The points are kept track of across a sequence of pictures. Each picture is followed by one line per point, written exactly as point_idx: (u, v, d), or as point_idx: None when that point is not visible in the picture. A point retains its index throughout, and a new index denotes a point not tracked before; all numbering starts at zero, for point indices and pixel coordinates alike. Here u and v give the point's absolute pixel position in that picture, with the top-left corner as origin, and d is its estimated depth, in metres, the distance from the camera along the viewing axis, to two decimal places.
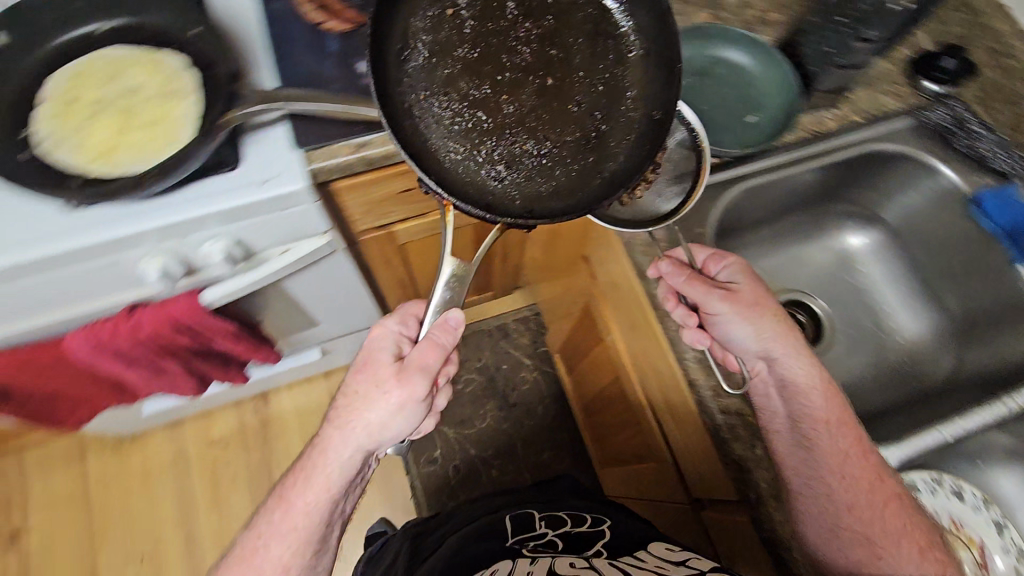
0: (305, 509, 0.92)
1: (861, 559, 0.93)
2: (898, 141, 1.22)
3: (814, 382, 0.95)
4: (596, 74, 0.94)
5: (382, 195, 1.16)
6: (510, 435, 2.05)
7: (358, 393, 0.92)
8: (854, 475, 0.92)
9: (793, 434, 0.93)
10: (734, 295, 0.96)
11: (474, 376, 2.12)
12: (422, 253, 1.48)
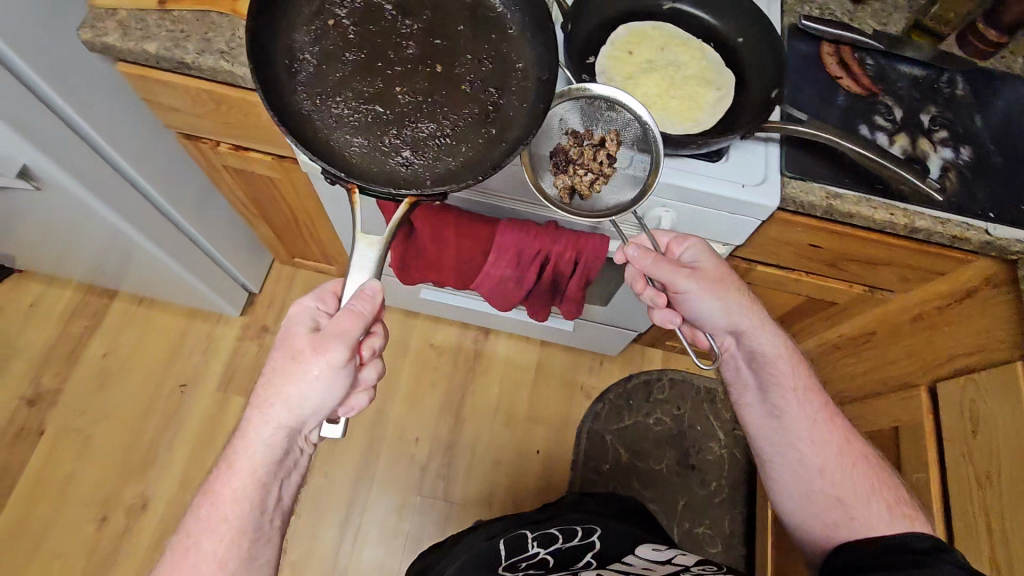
0: (209, 536, 0.58)
1: (834, 522, 0.69)
2: None
3: (783, 352, 0.75)
4: (422, 50, 0.71)
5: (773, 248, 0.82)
6: (661, 499, 1.37)
7: (276, 380, 0.60)
8: (803, 422, 0.73)
9: (756, 401, 0.77)
10: (700, 273, 0.72)
11: (671, 417, 1.45)
12: None
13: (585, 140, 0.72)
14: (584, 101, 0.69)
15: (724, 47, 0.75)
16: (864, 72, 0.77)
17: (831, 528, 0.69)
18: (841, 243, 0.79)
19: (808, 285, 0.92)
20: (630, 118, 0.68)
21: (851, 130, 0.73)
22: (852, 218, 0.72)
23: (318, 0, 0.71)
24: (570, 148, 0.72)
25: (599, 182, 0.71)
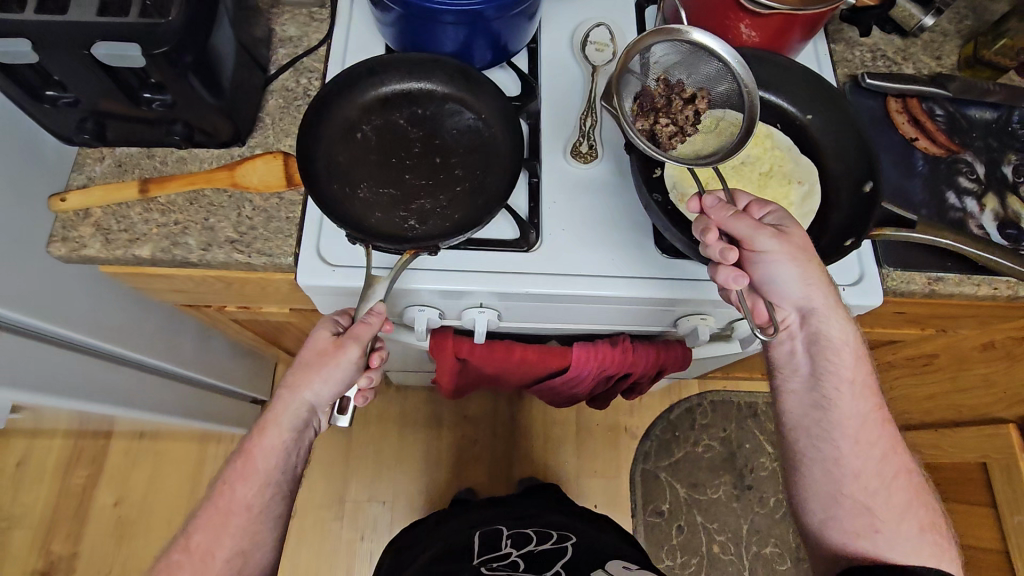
0: (236, 486, 0.58)
1: (856, 530, 0.61)
2: None
3: (853, 342, 0.62)
4: (437, 139, 0.62)
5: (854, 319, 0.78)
6: (725, 525, 1.37)
7: (311, 370, 0.57)
8: (851, 424, 0.63)
9: (803, 388, 0.65)
10: (794, 234, 0.58)
11: (717, 440, 1.43)
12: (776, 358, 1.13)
13: (674, 90, 0.66)
14: (686, 50, 0.64)
15: (792, 129, 0.67)
16: (938, 127, 0.71)
17: (851, 536, 0.62)
18: (930, 309, 0.74)
19: (880, 334, 0.88)
20: (731, 82, 0.63)
21: (938, 206, 0.68)
22: (954, 296, 0.67)
23: (349, 114, 0.61)
24: (656, 93, 0.66)
25: (678, 137, 0.64)
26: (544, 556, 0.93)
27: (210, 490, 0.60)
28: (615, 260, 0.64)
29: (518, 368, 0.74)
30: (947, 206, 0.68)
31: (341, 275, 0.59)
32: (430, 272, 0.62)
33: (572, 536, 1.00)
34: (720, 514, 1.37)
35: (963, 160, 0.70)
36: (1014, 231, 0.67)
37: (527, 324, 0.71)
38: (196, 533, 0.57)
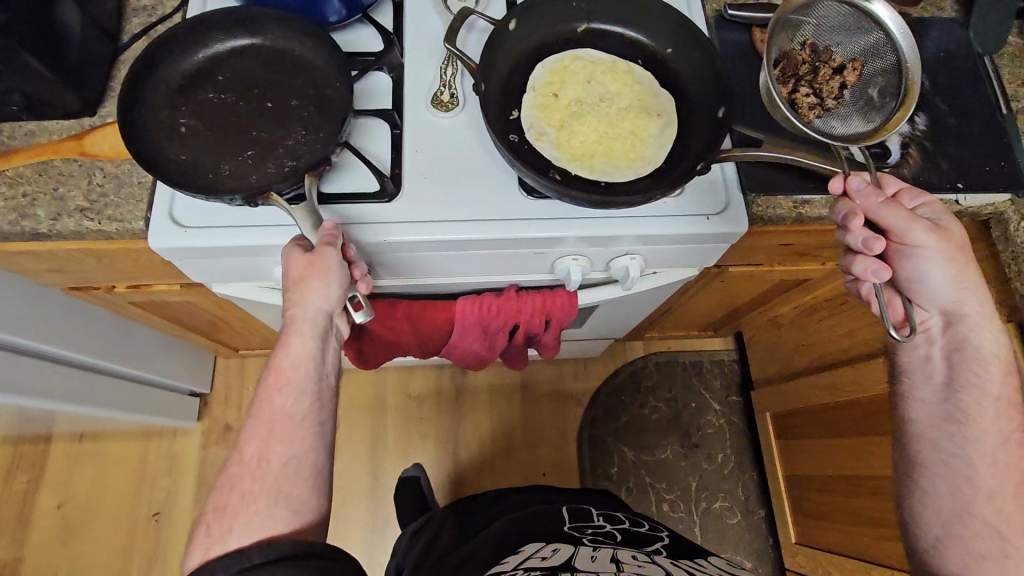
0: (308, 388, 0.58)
1: (981, 550, 0.56)
2: None
3: (1003, 357, 0.61)
4: (265, 94, 0.62)
5: (746, 253, 0.78)
6: (674, 483, 1.38)
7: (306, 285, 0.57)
8: (989, 441, 0.59)
9: (936, 398, 0.62)
10: (948, 235, 0.58)
11: (664, 401, 1.44)
12: (702, 308, 1.13)
13: (821, 57, 0.69)
14: (854, 20, 0.68)
15: (654, 62, 0.67)
16: None
17: (973, 558, 0.56)
18: (814, 238, 0.75)
19: (782, 269, 0.89)
20: (889, 56, 0.66)
21: None
22: (825, 219, 0.68)
23: (158, 106, 0.60)
24: (800, 59, 0.69)
25: (817, 109, 0.67)
26: (640, 539, 0.82)
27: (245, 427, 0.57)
28: (474, 205, 0.64)
29: (408, 324, 0.74)
30: None
31: (193, 236, 0.59)
32: (285, 229, 0.60)
33: (668, 531, 0.87)
34: (668, 474, 1.38)
35: None
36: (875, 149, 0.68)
37: (407, 278, 0.71)
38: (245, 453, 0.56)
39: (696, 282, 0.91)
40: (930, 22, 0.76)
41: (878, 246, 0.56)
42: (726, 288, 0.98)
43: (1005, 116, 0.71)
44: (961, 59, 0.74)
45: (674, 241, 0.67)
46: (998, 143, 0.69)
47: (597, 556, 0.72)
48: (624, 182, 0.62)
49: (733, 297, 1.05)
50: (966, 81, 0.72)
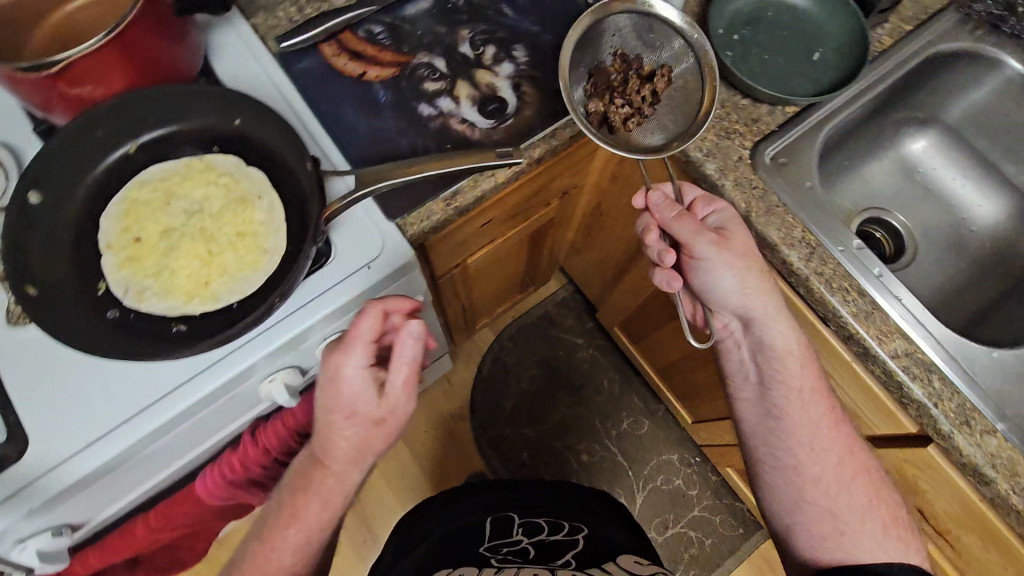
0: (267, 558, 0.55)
1: (824, 532, 0.63)
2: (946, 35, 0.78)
3: (796, 350, 0.66)
4: None
5: (456, 248, 0.75)
6: (580, 431, 1.40)
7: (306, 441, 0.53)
8: (804, 430, 0.65)
9: (755, 396, 0.69)
10: (730, 241, 0.63)
11: (535, 366, 1.44)
12: (495, 284, 1.11)
13: (629, 67, 0.71)
14: (654, 31, 0.71)
15: (227, 142, 0.60)
16: (383, 48, 0.68)
17: (818, 539, 0.63)
18: (499, 206, 0.74)
19: (511, 232, 0.88)
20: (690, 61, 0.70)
21: (418, 125, 0.65)
22: (483, 198, 0.66)
23: None
24: (612, 70, 0.71)
25: (632, 118, 0.69)
26: (554, 548, 0.76)
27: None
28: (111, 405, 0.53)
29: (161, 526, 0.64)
30: (424, 121, 0.65)
31: None
32: None
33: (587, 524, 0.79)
34: (572, 427, 1.40)
35: (430, 61, 0.68)
36: (485, 109, 0.66)
37: (120, 497, 0.61)
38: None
39: (448, 287, 0.89)
40: None
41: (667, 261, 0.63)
42: (487, 269, 0.97)
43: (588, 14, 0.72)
44: None
45: (351, 307, 0.61)
46: (593, 41, 0.71)
47: None
48: (249, 289, 0.55)
49: (507, 265, 1.05)
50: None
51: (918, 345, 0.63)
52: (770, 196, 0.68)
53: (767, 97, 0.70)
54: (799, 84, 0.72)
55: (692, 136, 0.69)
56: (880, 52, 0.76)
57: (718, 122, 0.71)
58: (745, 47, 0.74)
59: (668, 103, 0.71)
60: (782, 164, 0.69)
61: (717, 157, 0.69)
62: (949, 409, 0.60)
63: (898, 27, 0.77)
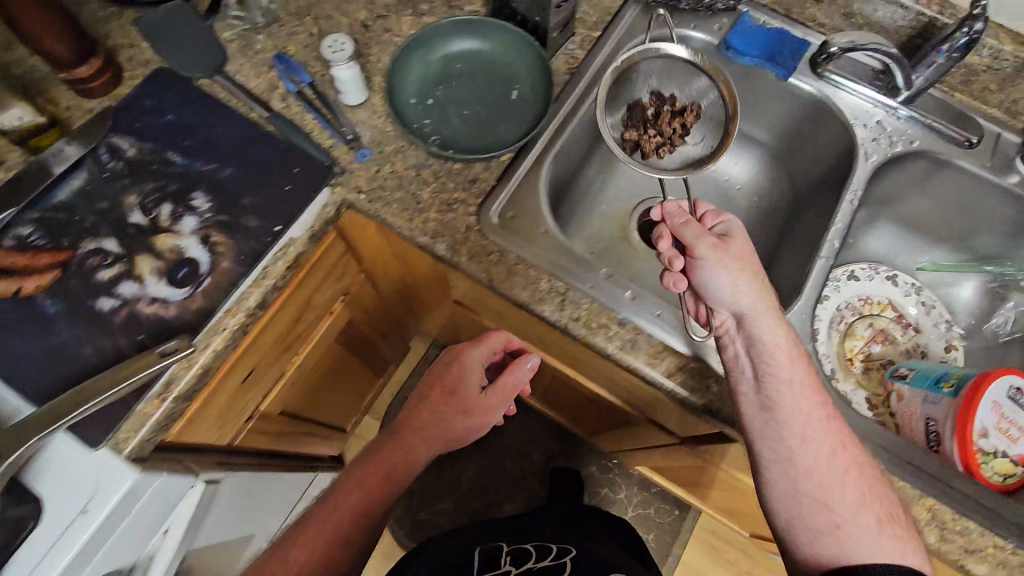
0: (342, 519, 0.66)
1: (819, 528, 0.55)
2: (633, 32, 0.77)
3: (785, 345, 0.59)
4: None
5: (220, 412, 0.68)
6: (496, 482, 1.36)
7: (455, 421, 0.73)
8: (796, 423, 0.57)
9: (752, 389, 0.58)
10: (732, 251, 0.61)
11: None
12: (330, 395, 1.04)
13: (663, 103, 0.81)
14: (667, 67, 0.78)
15: None
16: (36, 249, 0.60)
17: (815, 534, 0.55)
18: (245, 361, 0.67)
19: (295, 359, 0.81)
20: (694, 78, 0.78)
21: (101, 327, 0.57)
22: (205, 375, 0.60)
23: None
24: (649, 105, 0.81)
25: (665, 146, 0.80)
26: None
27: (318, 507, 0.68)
28: None
29: None
30: (106, 318, 0.58)
31: None
32: None
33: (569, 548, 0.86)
34: (485, 482, 1.36)
35: (99, 243, 0.60)
36: (174, 278, 0.60)
37: None
38: (301, 545, 0.65)
39: (250, 438, 0.81)
40: (141, 96, 0.67)
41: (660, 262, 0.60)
42: (299, 395, 0.90)
43: (266, 127, 0.67)
44: (192, 108, 0.67)
45: (75, 572, 0.52)
46: (276, 157, 0.65)
47: None
48: None
49: (331, 374, 0.98)
50: (212, 125, 0.67)
51: (691, 355, 0.62)
52: (507, 256, 0.64)
53: (472, 157, 0.67)
54: (505, 129, 0.70)
55: (413, 222, 0.65)
56: (575, 68, 0.74)
57: (437, 196, 0.66)
58: (440, 109, 0.70)
59: (379, 195, 0.66)
60: (510, 220, 0.66)
61: (445, 235, 0.65)
62: (733, 408, 0.61)
63: (587, 36, 0.76)
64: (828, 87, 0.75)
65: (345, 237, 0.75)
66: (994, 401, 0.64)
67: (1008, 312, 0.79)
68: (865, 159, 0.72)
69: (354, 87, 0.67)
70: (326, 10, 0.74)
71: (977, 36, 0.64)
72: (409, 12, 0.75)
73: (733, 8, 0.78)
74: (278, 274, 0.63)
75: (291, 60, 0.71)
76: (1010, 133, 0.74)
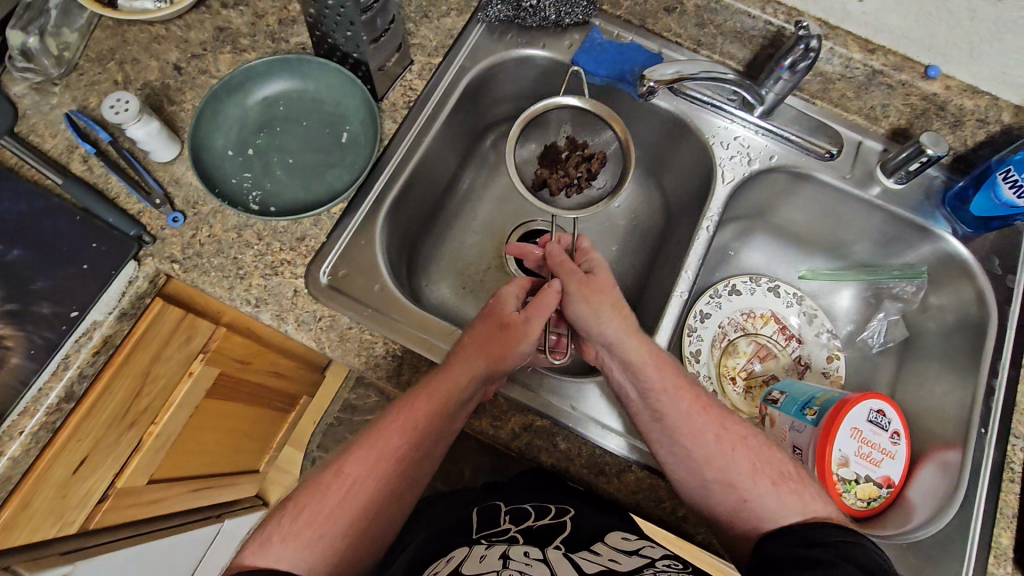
0: (391, 437, 0.56)
1: (730, 508, 0.54)
2: (477, 56, 0.72)
3: (650, 356, 0.58)
4: None
5: (54, 503, 0.63)
6: None
7: (490, 340, 0.57)
8: (681, 418, 0.57)
9: (634, 398, 0.58)
10: (594, 285, 0.60)
11: None
12: (225, 446, 0.98)
13: (576, 147, 0.76)
14: (574, 119, 0.73)
15: None
16: None
17: (733, 514, 0.55)
18: (69, 450, 0.61)
19: (155, 428, 0.75)
20: (596, 128, 0.73)
21: None
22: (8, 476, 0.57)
23: None
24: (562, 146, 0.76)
25: (571, 190, 0.76)
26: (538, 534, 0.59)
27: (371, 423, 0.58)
28: None
29: None
30: None
31: None
32: None
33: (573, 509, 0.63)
34: None
35: None
36: None
37: None
38: (349, 462, 0.55)
39: (116, 516, 0.75)
40: None
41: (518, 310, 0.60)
42: (172, 460, 0.82)
43: (62, 195, 0.61)
44: None
45: None
46: (71, 229, 0.59)
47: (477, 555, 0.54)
48: None
49: (216, 429, 0.91)
50: None
51: (536, 412, 0.59)
52: (339, 320, 0.60)
53: (297, 212, 0.62)
54: (335, 176, 0.64)
55: (233, 290, 0.60)
56: (413, 101, 0.69)
57: (260, 259, 0.61)
58: (263, 159, 0.64)
59: (195, 263, 0.60)
60: (342, 279, 0.62)
61: (269, 301, 0.60)
62: (581, 466, 0.58)
63: (426, 64, 0.71)
64: (687, 105, 0.72)
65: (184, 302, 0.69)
66: (853, 428, 0.62)
67: (880, 322, 0.77)
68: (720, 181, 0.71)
69: (160, 144, 0.61)
70: (130, 53, 0.67)
71: (817, 56, 0.62)
72: (226, 49, 0.68)
73: (584, 22, 0.73)
74: (81, 361, 0.58)
75: (90, 116, 0.64)
76: (870, 140, 0.73)
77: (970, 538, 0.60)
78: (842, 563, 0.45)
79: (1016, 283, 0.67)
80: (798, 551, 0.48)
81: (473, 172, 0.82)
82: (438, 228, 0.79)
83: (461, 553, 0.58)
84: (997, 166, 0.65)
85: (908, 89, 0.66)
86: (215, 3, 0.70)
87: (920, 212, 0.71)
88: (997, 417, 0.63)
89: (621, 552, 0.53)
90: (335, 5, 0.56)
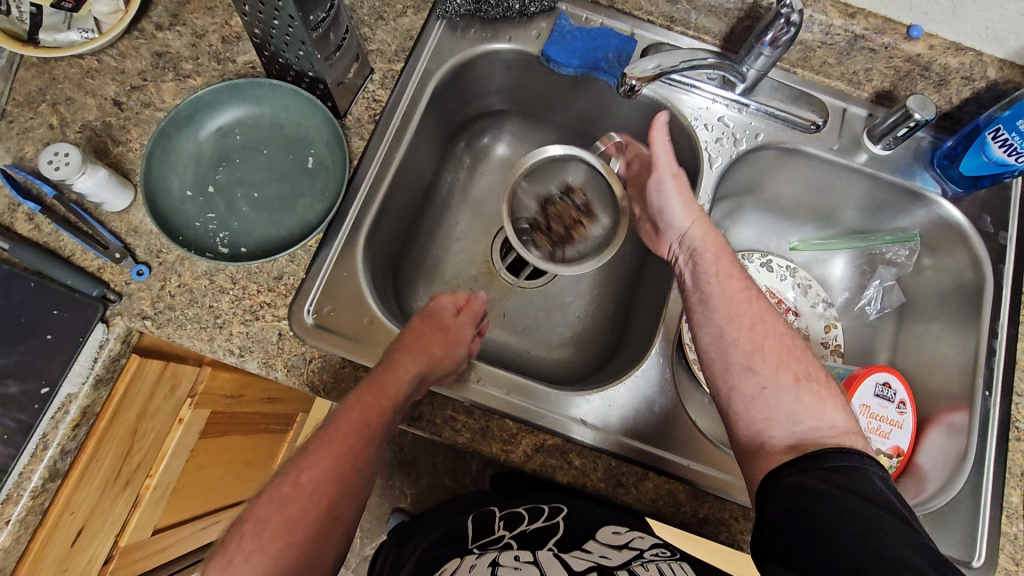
0: (345, 437, 0.51)
1: (747, 393, 0.53)
2: (440, 56, 0.67)
3: (712, 242, 0.60)
4: None
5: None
6: None
7: (433, 342, 0.57)
8: (723, 300, 0.57)
9: (688, 269, 0.61)
10: (686, 177, 0.63)
11: None
12: (227, 482, 0.94)
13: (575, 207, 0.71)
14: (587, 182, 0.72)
15: None
16: None
17: (748, 400, 0.53)
18: (64, 521, 0.58)
19: (151, 479, 0.71)
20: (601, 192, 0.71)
21: None
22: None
23: None
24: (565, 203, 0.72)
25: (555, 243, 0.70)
26: (535, 536, 0.56)
27: (322, 425, 0.53)
28: None
29: None
30: None
31: None
32: None
33: (565, 505, 0.59)
34: None
35: None
36: None
37: None
38: (307, 467, 0.50)
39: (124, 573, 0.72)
40: None
41: (467, 329, 0.60)
42: (175, 506, 0.79)
43: (12, 259, 0.56)
44: None
45: None
46: (25, 295, 0.54)
47: (477, 562, 0.52)
48: None
49: (218, 465, 0.88)
50: None
51: (546, 431, 0.58)
52: (330, 360, 0.57)
53: (271, 251, 0.58)
54: (306, 206, 0.60)
55: (214, 341, 0.56)
56: (379, 113, 0.65)
57: (238, 304, 0.57)
58: (225, 196, 0.60)
59: (168, 316, 0.56)
60: (328, 316, 0.58)
61: (253, 347, 0.57)
62: (598, 481, 0.57)
63: (388, 71, 0.66)
64: (666, 89, 0.70)
65: (162, 353, 0.65)
66: (861, 404, 0.65)
67: (876, 289, 0.76)
68: (708, 164, 0.68)
69: (111, 194, 0.56)
70: (61, 92, 0.61)
71: (798, 29, 0.58)
72: (168, 77, 0.63)
73: (550, 9, 0.69)
74: (65, 434, 0.55)
75: (29, 168, 0.58)
76: (855, 106, 0.71)
77: (985, 500, 0.60)
78: (844, 493, 0.43)
79: (1007, 241, 0.68)
80: (821, 484, 0.45)
81: (449, 176, 0.78)
82: (419, 240, 0.75)
83: (451, 565, 0.54)
84: (986, 125, 0.64)
85: (891, 52, 0.64)
86: (149, 26, 0.64)
87: (909, 175, 0.70)
88: (999, 377, 0.64)
89: (613, 546, 0.51)
90: (282, 24, 0.51)
